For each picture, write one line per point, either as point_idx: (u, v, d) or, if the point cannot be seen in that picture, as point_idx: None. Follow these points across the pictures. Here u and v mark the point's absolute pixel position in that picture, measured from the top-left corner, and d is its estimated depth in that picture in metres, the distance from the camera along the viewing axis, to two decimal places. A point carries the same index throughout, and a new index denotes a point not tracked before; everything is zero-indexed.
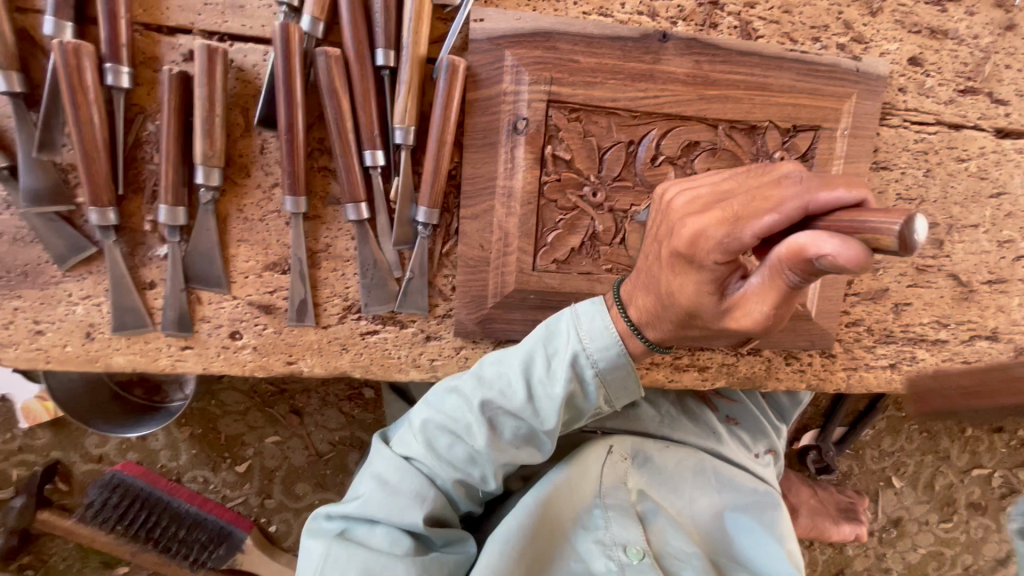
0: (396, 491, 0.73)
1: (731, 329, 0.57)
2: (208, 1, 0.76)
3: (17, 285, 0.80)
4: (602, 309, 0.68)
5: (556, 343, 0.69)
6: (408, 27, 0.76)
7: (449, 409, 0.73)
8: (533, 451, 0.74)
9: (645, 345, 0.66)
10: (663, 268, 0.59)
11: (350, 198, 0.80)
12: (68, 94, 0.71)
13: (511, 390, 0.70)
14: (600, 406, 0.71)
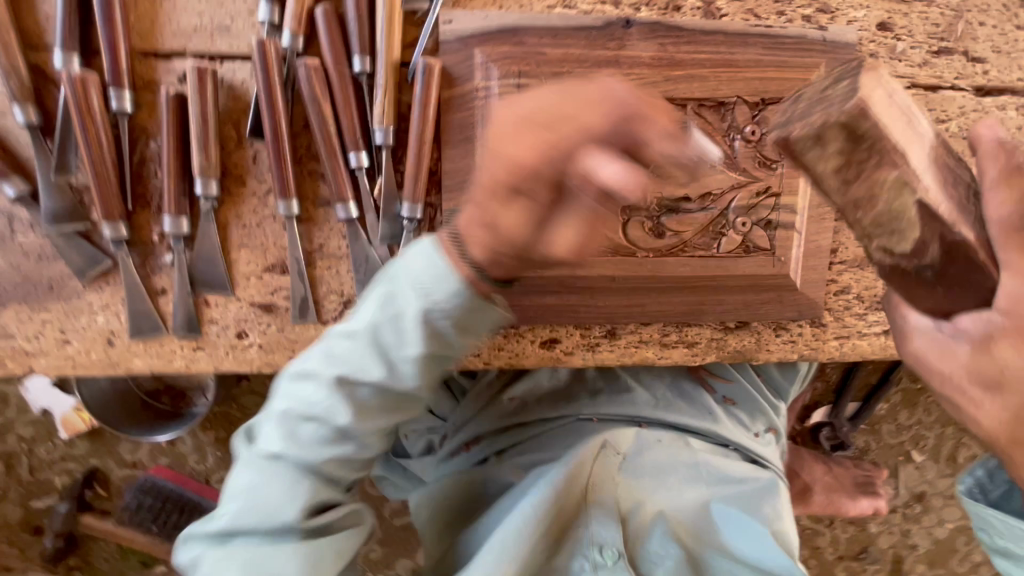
0: (265, 492, 0.65)
1: (548, 258, 0.49)
2: (197, 26, 0.82)
3: (44, 298, 0.87)
4: (433, 251, 0.56)
5: (403, 296, 0.58)
6: (382, 34, 0.81)
7: (305, 396, 0.64)
8: (407, 407, 0.66)
9: (493, 286, 0.54)
10: (488, 195, 0.48)
11: (339, 199, 0.86)
12: (78, 120, 0.78)
13: (362, 357, 0.61)
14: (467, 349, 0.61)
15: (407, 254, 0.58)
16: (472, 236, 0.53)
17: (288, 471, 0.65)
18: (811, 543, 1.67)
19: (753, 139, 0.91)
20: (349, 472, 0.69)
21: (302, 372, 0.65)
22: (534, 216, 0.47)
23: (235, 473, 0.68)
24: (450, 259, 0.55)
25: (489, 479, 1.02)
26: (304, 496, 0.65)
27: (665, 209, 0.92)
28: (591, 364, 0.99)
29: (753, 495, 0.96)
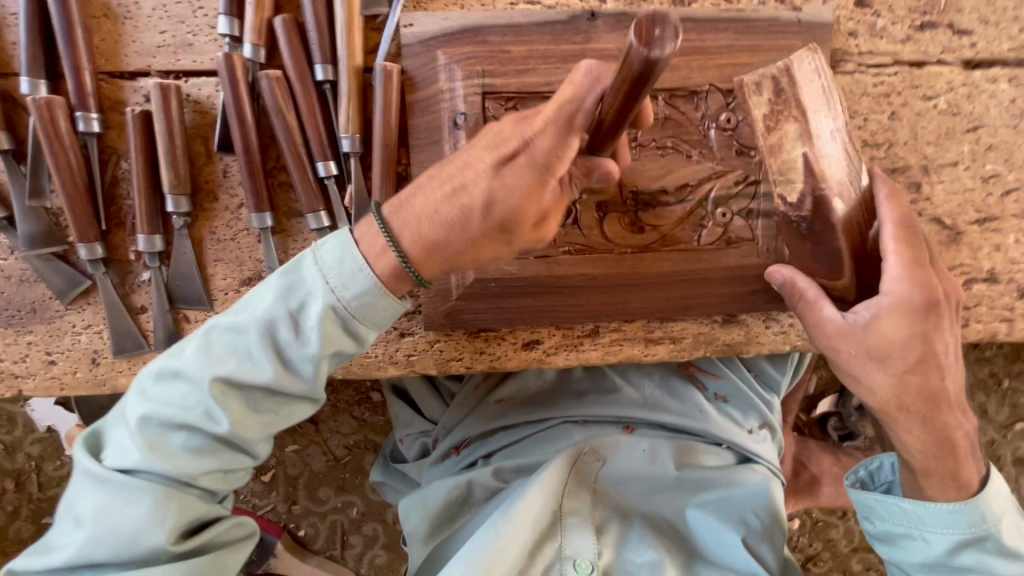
0: (108, 514, 0.66)
1: (528, 240, 0.70)
2: (160, 43, 0.83)
3: (28, 321, 0.89)
4: (347, 244, 0.68)
5: (268, 304, 0.68)
6: (342, 41, 0.81)
7: (162, 399, 0.67)
8: (298, 405, 0.72)
9: (414, 278, 0.70)
10: (483, 184, 0.65)
11: (310, 209, 0.85)
12: (46, 143, 0.78)
13: (232, 361, 0.67)
14: (367, 342, 0.72)
15: (296, 264, 0.69)
16: (428, 221, 0.68)
17: (190, 473, 0.68)
18: (824, 536, 1.57)
19: (729, 127, 0.89)
20: (225, 483, 0.72)
21: (161, 375, 0.68)
22: (506, 195, 0.65)
23: (87, 495, 0.67)
24: (365, 262, 0.67)
25: (477, 483, 1.03)
26: (172, 518, 0.67)
27: (642, 202, 0.90)
28: (575, 364, 0.97)
29: (735, 501, 0.97)
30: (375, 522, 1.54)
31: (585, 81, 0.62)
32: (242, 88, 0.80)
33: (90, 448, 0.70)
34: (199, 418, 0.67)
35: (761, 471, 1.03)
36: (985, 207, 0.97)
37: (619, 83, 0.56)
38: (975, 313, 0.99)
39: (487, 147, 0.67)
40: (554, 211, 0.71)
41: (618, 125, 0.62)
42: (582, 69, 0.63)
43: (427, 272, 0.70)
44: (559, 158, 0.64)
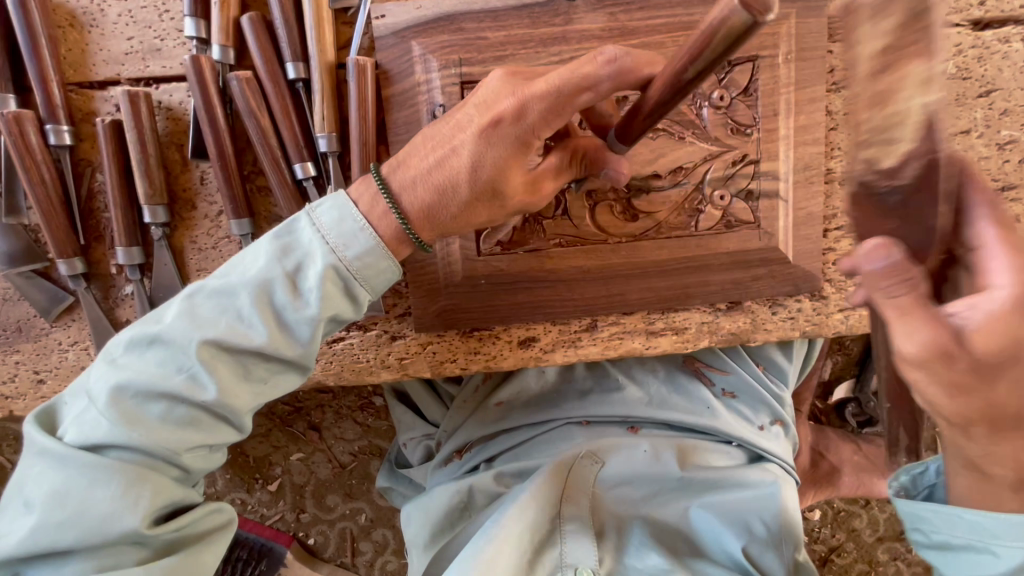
0: (71, 497, 0.68)
1: (522, 201, 0.73)
2: (128, 50, 0.82)
3: (15, 340, 0.88)
4: (346, 207, 0.71)
5: (265, 264, 0.70)
6: (312, 36, 0.78)
7: (143, 365, 0.69)
8: (283, 374, 0.75)
9: (416, 244, 0.73)
10: (474, 147, 0.67)
11: (289, 212, 0.82)
12: (18, 158, 0.77)
13: (223, 323, 0.69)
14: (360, 309, 0.74)
15: (292, 226, 0.71)
16: (424, 183, 0.71)
17: (169, 444, 0.70)
18: (846, 526, 1.51)
19: (723, 105, 0.85)
20: (203, 462, 0.76)
21: (142, 341, 0.70)
22: (493, 158, 0.67)
23: (52, 475, 0.69)
24: (366, 223, 0.70)
25: (477, 489, 1.01)
26: (145, 500, 0.70)
27: (634, 188, 0.86)
28: (573, 360, 0.93)
29: (742, 504, 0.94)
30: (385, 527, 1.52)
31: (604, 65, 0.63)
32: (212, 91, 0.78)
33: (42, 424, 0.74)
34: (187, 381, 0.69)
35: (773, 471, 0.99)
36: (1001, 176, 0.91)
37: (690, 53, 0.54)
38: None
39: (480, 107, 0.68)
40: (549, 178, 0.75)
41: (663, 106, 0.62)
42: (602, 52, 0.64)
43: (427, 235, 0.74)
44: (548, 125, 0.66)
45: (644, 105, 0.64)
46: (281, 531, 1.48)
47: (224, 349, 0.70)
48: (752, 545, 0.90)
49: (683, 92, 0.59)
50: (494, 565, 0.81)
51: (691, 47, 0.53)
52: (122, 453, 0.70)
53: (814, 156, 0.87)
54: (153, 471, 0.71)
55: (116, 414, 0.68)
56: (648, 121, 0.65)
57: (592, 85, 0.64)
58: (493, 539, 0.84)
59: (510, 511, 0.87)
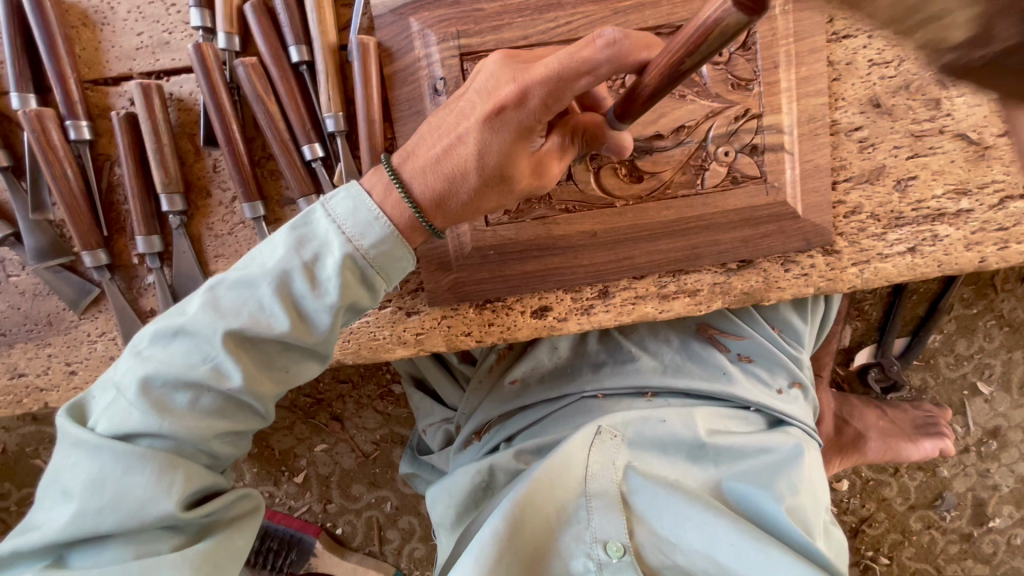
0: (109, 483, 0.70)
1: (526, 185, 0.74)
2: (139, 46, 0.86)
3: (46, 333, 0.91)
4: (359, 196, 0.72)
5: (282, 255, 0.71)
6: (313, 19, 0.80)
7: (169, 357, 0.71)
8: (303, 361, 0.77)
9: (427, 229, 0.74)
10: (480, 135, 0.68)
11: (300, 192, 0.84)
12: (41, 155, 0.80)
13: (246, 314, 0.70)
14: (377, 295, 0.76)
15: (308, 217, 0.71)
16: (434, 171, 0.71)
17: (199, 432, 0.72)
18: (877, 495, 1.48)
19: (721, 60, 0.85)
20: (231, 449, 0.79)
21: (166, 334, 0.71)
22: (498, 145, 0.68)
23: (87, 463, 0.71)
24: (379, 212, 0.71)
25: (499, 468, 1.01)
26: (178, 485, 0.72)
27: (639, 150, 0.87)
28: (588, 328, 0.93)
29: (768, 470, 0.94)
30: (411, 515, 1.53)
31: (602, 49, 0.61)
32: (218, 78, 0.80)
33: (74, 418, 0.76)
34: (212, 370, 0.71)
35: (794, 434, 0.99)
36: None
37: (687, 42, 0.53)
38: (1016, 234, 0.92)
39: (484, 95, 0.68)
40: (554, 159, 0.74)
41: (660, 92, 0.61)
42: (601, 35, 0.62)
43: (440, 222, 0.75)
44: (549, 111, 0.66)
45: (641, 91, 0.62)
46: (309, 522, 1.50)
47: (247, 339, 0.72)
48: (789, 509, 0.89)
49: (678, 79, 0.58)
50: (517, 545, 0.83)
51: (687, 37, 0.53)
52: (155, 443, 0.72)
53: (818, 108, 0.87)
54: (184, 457, 0.73)
55: (147, 404, 0.70)
56: (646, 106, 0.64)
57: (592, 69, 0.62)
58: (514, 519, 0.84)
59: (532, 483, 0.87)
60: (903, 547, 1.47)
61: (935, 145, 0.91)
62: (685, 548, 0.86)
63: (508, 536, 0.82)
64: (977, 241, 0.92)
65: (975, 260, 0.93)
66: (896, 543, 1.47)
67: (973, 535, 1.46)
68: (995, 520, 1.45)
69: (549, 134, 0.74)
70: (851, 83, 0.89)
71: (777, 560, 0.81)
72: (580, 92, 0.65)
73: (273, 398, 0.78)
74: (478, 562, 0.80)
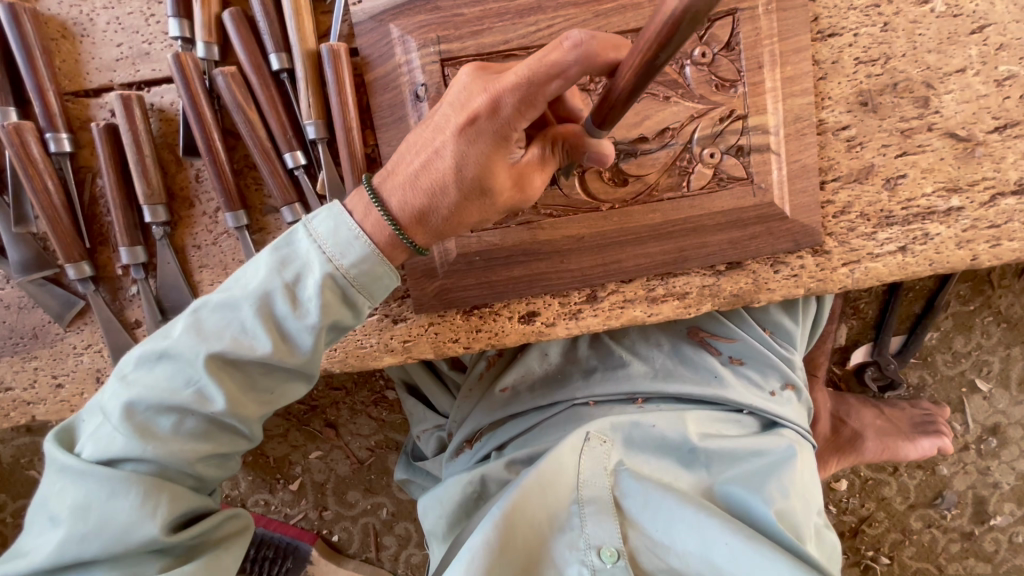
0: (93, 509, 0.70)
1: (507, 198, 0.73)
2: (119, 57, 0.86)
3: (32, 347, 0.91)
4: (341, 214, 0.71)
5: (264, 276, 0.71)
6: (292, 26, 0.80)
7: (152, 380, 0.71)
8: (287, 383, 0.77)
9: (411, 247, 0.74)
10: (458, 145, 0.67)
11: (283, 201, 0.84)
12: (22, 168, 0.80)
13: (227, 336, 0.70)
14: (361, 315, 0.75)
15: (289, 237, 0.71)
16: (414, 187, 0.71)
17: (183, 456, 0.72)
18: (876, 494, 1.47)
19: (705, 61, 0.84)
20: (217, 470, 0.78)
21: (149, 357, 0.71)
22: (476, 156, 0.67)
23: (73, 489, 0.71)
24: (361, 231, 0.71)
25: (491, 478, 1.00)
26: (162, 509, 0.71)
27: (622, 153, 0.86)
28: (576, 332, 0.93)
29: (760, 472, 0.93)
30: (407, 520, 1.52)
31: (571, 50, 0.60)
32: (197, 87, 0.80)
33: (61, 442, 0.76)
34: (195, 395, 0.70)
35: (789, 436, 0.99)
36: (1003, 112, 0.89)
37: (658, 37, 0.52)
38: (1008, 231, 0.91)
39: (458, 105, 0.68)
40: (536, 171, 0.73)
41: (635, 90, 0.60)
42: (568, 37, 0.60)
43: (422, 239, 0.74)
44: (523, 116, 0.65)
45: (616, 94, 0.61)
46: (305, 529, 1.50)
47: (230, 361, 0.72)
48: (779, 509, 0.88)
49: (653, 74, 0.57)
50: (507, 553, 0.82)
51: (657, 33, 0.52)
52: (137, 466, 0.72)
53: (804, 107, 0.86)
54: (168, 481, 0.73)
55: (129, 429, 0.70)
56: (623, 106, 0.63)
57: (562, 72, 0.60)
58: (505, 526, 0.83)
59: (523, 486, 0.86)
60: (904, 546, 1.46)
61: (924, 143, 0.90)
62: (678, 550, 0.85)
63: (499, 547, 0.81)
64: (968, 239, 0.91)
65: (966, 258, 0.92)
66: (897, 543, 1.46)
67: (975, 534, 1.45)
68: (996, 518, 1.44)
69: (529, 145, 0.73)
70: (837, 82, 0.88)
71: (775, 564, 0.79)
72: (554, 96, 0.64)
73: (259, 419, 0.77)
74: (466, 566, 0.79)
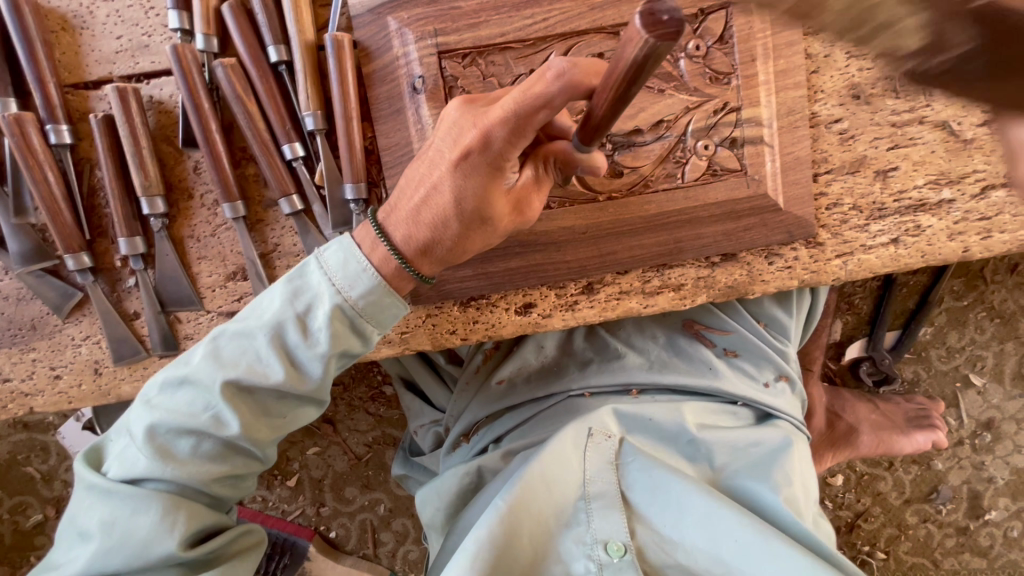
0: (118, 524, 0.74)
1: (505, 221, 0.74)
2: (118, 49, 0.86)
3: (30, 338, 0.91)
4: (350, 246, 0.74)
5: (278, 307, 0.74)
6: (291, 19, 0.81)
7: (174, 406, 0.75)
8: (300, 408, 0.80)
9: (416, 276, 0.75)
10: (453, 180, 0.68)
11: (281, 193, 0.84)
12: (22, 160, 0.81)
13: (244, 364, 0.74)
14: (371, 342, 0.78)
15: (302, 269, 0.74)
16: (416, 222, 0.72)
17: (201, 477, 0.76)
18: (871, 490, 1.47)
19: (699, 54, 0.85)
20: (231, 490, 0.82)
21: (173, 382, 0.75)
22: (472, 189, 0.68)
23: (100, 507, 0.76)
24: (368, 263, 0.73)
25: (487, 468, 1.01)
26: (181, 524, 0.75)
27: (617, 145, 0.87)
28: (573, 324, 0.94)
29: (760, 461, 0.94)
30: (404, 517, 1.52)
31: (554, 81, 0.60)
32: (197, 80, 0.80)
33: (90, 463, 0.80)
34: (212, 419, 0.74)
35: (783, 427, 1.00)
36: None
37: (623, 76, 0.51)
38: (999, 223, 0.92)
39: (450, 139, 0.68)
40: (532, 193, 0.75)
41: (609, 119, 0.59)
42: (549, 67, 0.61)
43: (427, 268, 0.76)
44: (514, 146, 0.65)
45: (597, 124, 0.61)
46: (302, 525, 1.50)
47: (244, 388, 0.75)
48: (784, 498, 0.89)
49: (628, 102, 0.56)
50: (512, 552, 0.82)
51: (623, 70, 0.51)
52: (159, 485, 0.76)
53: (797, 100, 0.87)
54: (186, 498, 0.77)
55: (151, 451, 0.74)
56: (601, 134, 0.63)
57: (548, 102, 0.61)
58: (511, 521, 0.83)
59: (525, 474, 0.86)
60: (900, 541, 1.47)
61: (915, 135, 0.91)
62: (687, 547, 0.85)
63: (506, 541, 0.81)
64: (959, 231, 0.93)
65: (958, 249, 0.93)
66: (893, 537, 1.46)
67: (970, 529, 1.45)
68: (990, 512, 1.45)
69: (523, 167, 0.74)
70: (830, 75, 0.89)
71: (782, 553, 0.80)
72: (543, 124, 0.64)
73: (273, 442, 0.81)
74: (475, 565, 0.78)
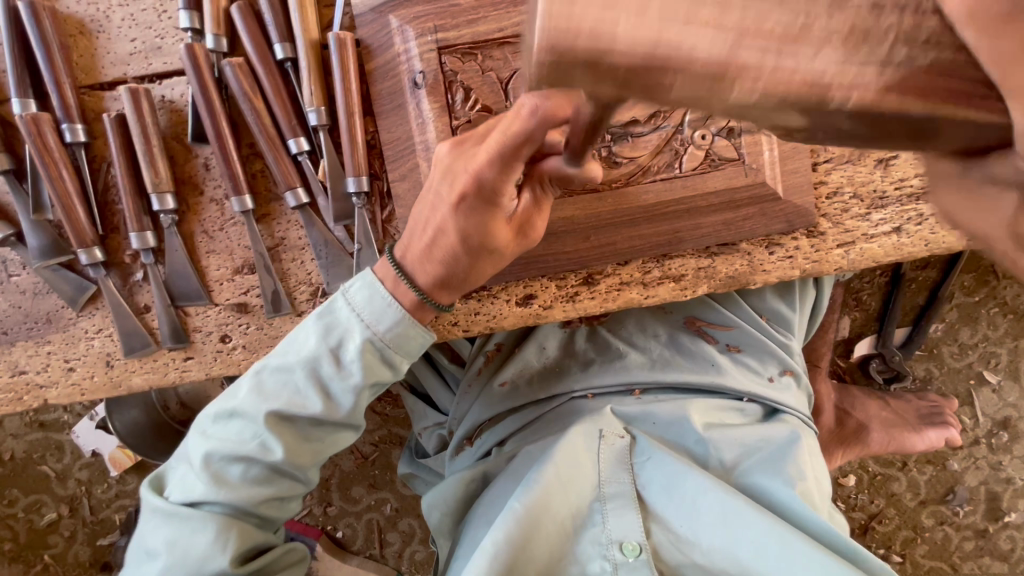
0: (179, 542, 0.77)
1: (512, 246, 0.76)
2: (133, 52, 0.90)
3: (46, 331, 0.94)
4: (371, 283, 0.78)
5: (313, 345, 0.77)
6: (296, 18, 0.84)
7: (225, 435, 0.78)
8: (337, 433, 0.82)
9: (432, 302, 0.78)
10: (456, 220, 0.70)
11: (287, 187, 0.87)
12: (38, 157, 0.84)
13: (285, 397, 0.77)
14: (400, 369, 0.81)
15: (331, 306, 0.78)
16: (430, 259, 0.75)
17: (252, 501, 0.79)
18: (885, 490, 1.44)
19: None
20: (277, 511, 0.83)
21: (225, 415, 0.79)
22: (476, 225, 0.70)
23: (162, 528, 0.78)
24: (393, 298, 0.77)
25: (491, 473, 1.02)
26: (232, 544, 0.77)
27: (616, 136, 0.88)
28: (574, 315, 0.94)
29: (773, 458, 0.93)
30: (411, 517, 1.52)
31: (529, 117, 0.58)
32: (204, 78, 0.83)
33: (155, 487, 0.83)
34: (259, 447, 0.77)
35: (791, 422, 0.99)
36: None
37: (585, 127, 0.50)
38: None
39: (447, 183, 0.70)
40: (535, 215, 0.76)
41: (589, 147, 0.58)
42: (523, 103, 0.58)
43: (446, 299, 0.79)
44: (507, 180, 0.66)
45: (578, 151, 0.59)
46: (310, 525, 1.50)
47: (286, 417, 0.78)
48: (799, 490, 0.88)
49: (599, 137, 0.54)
50: (531, 552, 0.82)
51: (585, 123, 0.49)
52: (215, 507, 0.78)
53: None
54: (238, 519, 0.79)
55: (206, 477, 0.77)
56: (586, 156, 0.61)
57: (528, 137, 0.59)
58: (528, 524, 0.82)
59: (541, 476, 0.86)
60: (916, 544, 1.43)
61: None
62: (704, 545, 0.84)
63: (523, 546, 0.81)
64: None
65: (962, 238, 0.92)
66: (908, 540, 1.43)
67: (988, 531, 1.42)
68: (1010, 514, 1.41)
69: (520, 192, 0.76)
70: None
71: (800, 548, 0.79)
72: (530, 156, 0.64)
73: (315, 465, 0.84)
74: (492, 564, 0.79)
